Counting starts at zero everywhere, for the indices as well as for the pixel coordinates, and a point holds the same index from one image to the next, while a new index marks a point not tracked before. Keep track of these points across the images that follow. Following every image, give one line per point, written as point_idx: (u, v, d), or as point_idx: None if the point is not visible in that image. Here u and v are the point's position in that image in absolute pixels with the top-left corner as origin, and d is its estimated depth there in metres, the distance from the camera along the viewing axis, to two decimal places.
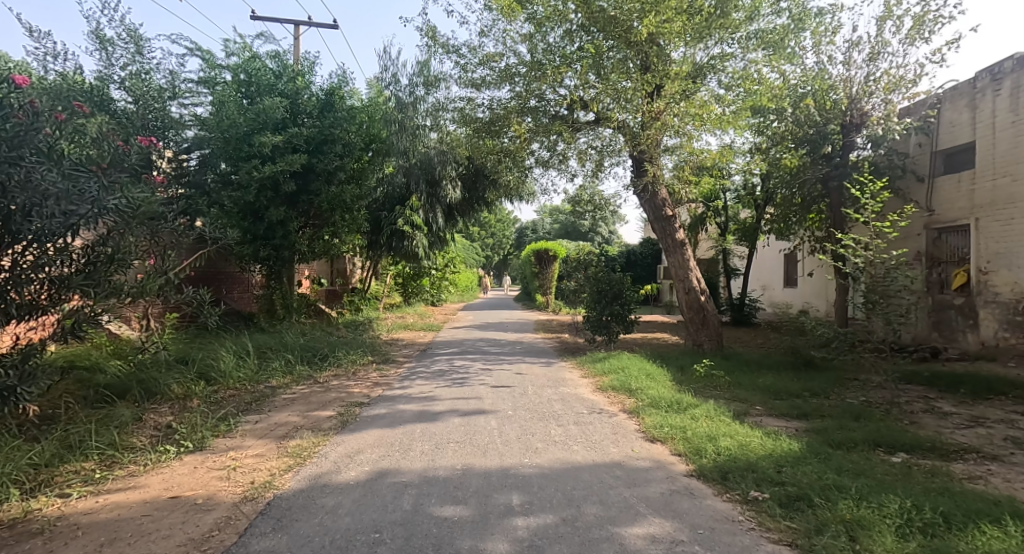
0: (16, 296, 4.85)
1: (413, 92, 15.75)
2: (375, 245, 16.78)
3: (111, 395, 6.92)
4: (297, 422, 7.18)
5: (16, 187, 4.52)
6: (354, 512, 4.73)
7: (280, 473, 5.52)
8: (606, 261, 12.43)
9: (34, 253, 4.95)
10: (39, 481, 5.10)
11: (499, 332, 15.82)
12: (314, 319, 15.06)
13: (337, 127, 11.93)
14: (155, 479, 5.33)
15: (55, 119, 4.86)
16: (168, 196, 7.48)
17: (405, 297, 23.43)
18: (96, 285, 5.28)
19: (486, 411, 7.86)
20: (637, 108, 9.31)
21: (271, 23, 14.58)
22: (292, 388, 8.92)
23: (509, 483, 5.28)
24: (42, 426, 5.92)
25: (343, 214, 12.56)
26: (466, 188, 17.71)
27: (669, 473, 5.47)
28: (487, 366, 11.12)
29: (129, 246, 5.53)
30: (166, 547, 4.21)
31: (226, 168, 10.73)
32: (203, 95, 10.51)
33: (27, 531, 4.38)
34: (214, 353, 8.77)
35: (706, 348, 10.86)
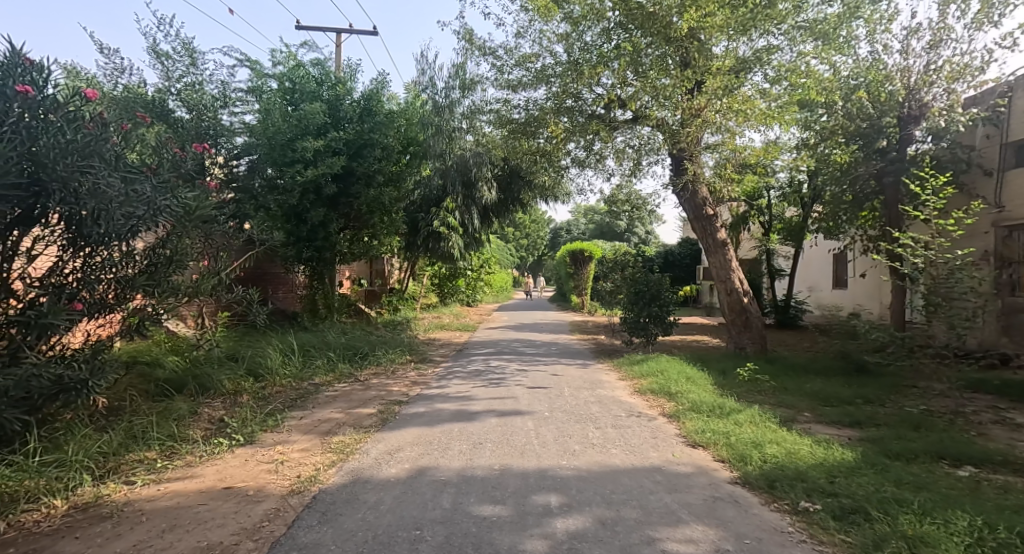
0: (86, 295, 5.21)
1: (449, 95, 15.92)
2: (412, 246, 17.47)
3: (170, 389, 7.25)
4: (339, 419, 7.40)
5: (85, 194, 4.75)
6: (394, 508, 4.86)
7: (325, 468, 5.71)
8: (643, 261, 12.41)
9: (105, 255, 5.25)
10: (107, 469, 5.35)
11: (535, 333, 15.93)
12: (354, 318, 15.38)
13: (377, 130, 12.18)
14: (210, 470, 5.58)
15: (120, 130, 5.21)
16: (221, 199, 7.86)
17: (440, 297, 23.80)
18: (157, 285, 5.64)
19: (523, 412, 7.97)
20: (678, 106, 9.26)
21: (314, 32, 14.97)
22: (335, 386, 9.16)
23: (547, 485, 5.36)
24: (108, 416, 6.23)
25: (381, 216, 12.96)
26: (501, 189, 17.92)
27: (712, 479, 5.48)
28: (523, 366, 11.24)
29: (185, 248, 5.88)
30: (221, 535, 4.41)
31: (272, 173, 10.94)
32: (251, 103, 10.81)
33: (98, 514, 4.64)
34: (262, 350, 9.08)
35: (749, 351, 10.77)
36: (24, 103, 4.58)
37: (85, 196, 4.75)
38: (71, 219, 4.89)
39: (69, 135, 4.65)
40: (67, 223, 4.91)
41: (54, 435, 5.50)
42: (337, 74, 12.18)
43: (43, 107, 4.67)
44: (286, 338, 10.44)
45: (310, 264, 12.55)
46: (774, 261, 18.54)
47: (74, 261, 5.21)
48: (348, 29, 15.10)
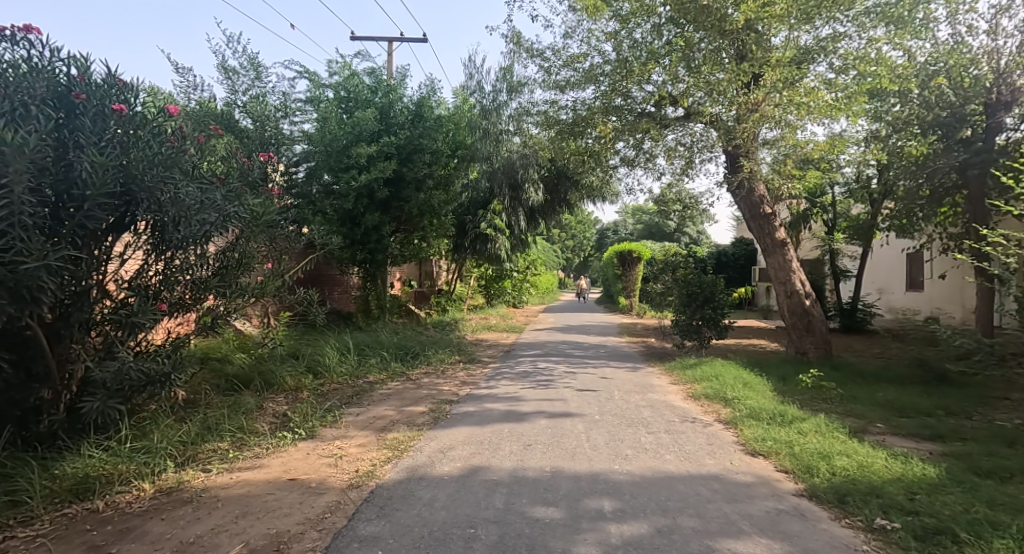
0: (167, 294, 5.74)
1: (496, 98, 16.01)
2: (460, 248, 17.80)
3: (239, 384, 7.62)
4: (393, 416, 7.58)
5: (168, 203, 5.28)
6: (448, 505, 4.97)
7: (381, 464, 5.86)
8: (694, 262, 12.25)
9: (183, 259, 5.77)
10: (186, 456, 5.67)
11: (583, 335, 15.90)
12: (404, 318, 15.70)
13: (427, 136, 12.41)
14: (275, 461, 5.81)
15: (197, 141, 5.74)
16: (285, 206, 8.21)
17: (487, 298, 24.01)
18: (227, 286, 6.21)
19: (573, 414, 8.00)
20: (732, 101, 8.96)
21: (368, 41, 15.47)
22: (388, 384, 9.39)
23: (599, 489, 5.39)
24: (185, 409, 6.58)
25: (430, 219, 13.25)
26: (548, 190, 18.04)
27: (776, 491, 5.39)
28: (571, 368, 11.26)
29: (251, 251, 6.45)
30: (288, 524, 4.59)
31: (329, 179, 11.43)
32: (309, 112, 11.44)
33: (179, 498, 4.90)
34: (320, 349, 9.41)
35: (812, 356, 10.54)
36: (119, 120, 5.06)
37: (167, 203, 5.26)
38: (156, 226, 5.47)
39: (156, 147, 5.14)
40: (153, 229, 5.49)
41: (141, 426, 5.86)
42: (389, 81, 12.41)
43: (133, 124, 5.17)
44: (341, 337, 10.80)
45: (363, 266, 12.88)
46: (839, 263, 17.97)
47: (157, 264, 5.71)
48: (400, 36, 15.48)
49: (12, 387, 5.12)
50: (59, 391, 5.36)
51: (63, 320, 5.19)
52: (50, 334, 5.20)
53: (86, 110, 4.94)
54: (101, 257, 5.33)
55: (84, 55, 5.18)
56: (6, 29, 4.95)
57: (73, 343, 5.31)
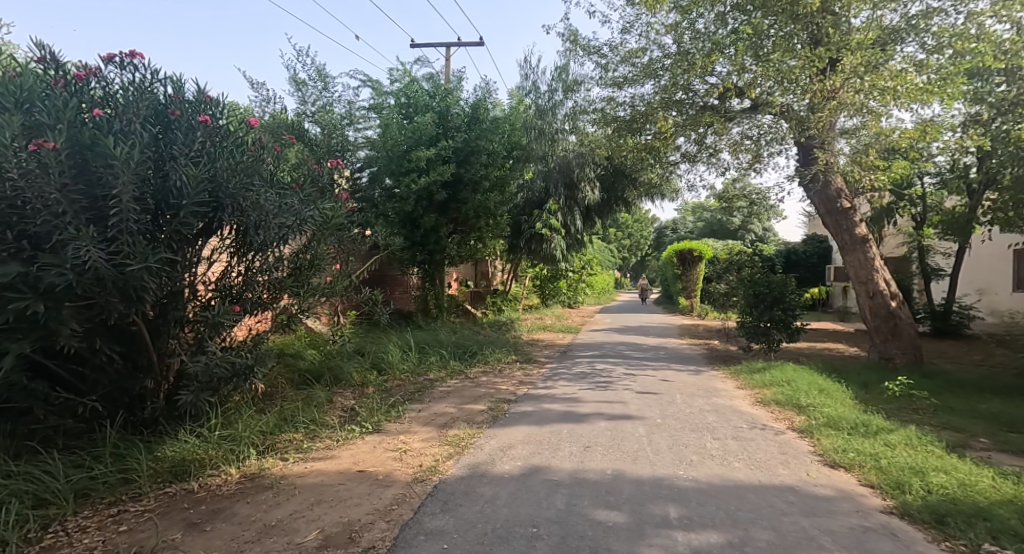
0: (251, 295, 6.07)
1: (552, 97, 15.80)
2: (515, 248, 17.71)
3: (311, 378, 8.12)
4: (454, 413, 7.53)
5: (250, 208, 5.61)
6: (510, 503, 4.86)
7: (444, 460, 5.85)
8: (763, 261, 11.67)
9: (262, 261, 6.13)
10: (266, 445, 6.05)
11: (641, 336, 15.51)
12: (461, 318, 15.71)
13: (484, 137, 12.34)
14: (345, 453, 6.09)
15: (273, 151, 6.10)
16: (350, 209, 8.30)
17: (542, 298, 23.82)
18: (301, 286, 6.44)
19: (633, 417, 7.72)
20: (806, 90, 8.46)
21: (427, 48, 15.70)
22: (447, 382, 9.42)
23: (663, 494, 5.15)
24: (265, 401, 7.05)
25: (487, 220, 13.15)
26: (605, 188, 17.64)
27: (862, 507, 5.00)
28: (630, 370, 10.96)
29: (323, 252, 6.61)
30: (359, 513, 4.73)
31: (390, 183, 11.71)
32: (372, 119, 11.83)
33: (261, 484, 5.25)
34: (383, 346, 9.74)
35: (897, 363, 9.96)
36: (206, 131, 5.39)
37: (249, 208, 5.59)
38: (239, 230, 5.81)
39: (239, 157, 5.52)
40: (237, 233, 5.84)
41: (229, 414, 6.25)
42: (446, 85, 12.44)
43: (220, 135, 5.53)
44: (403, 335, 10.96)
45: (423, 266, 13.06)
46: (926, 262, 16.85)
47: (240, 266, 6.09)
48: (455, 42, 15.69)
49: (122, 377, 5.64)
50: (159, 381, 5.81)
51: (161, 317, 5.58)
52: (152, 330, 5.61)
53: (179, 126, 5.30)
54: (192, 258, 5.70)
55: (180, 75, 5.51)
56: (113, 55, 5.28)
57: (171, 337, 5.73)
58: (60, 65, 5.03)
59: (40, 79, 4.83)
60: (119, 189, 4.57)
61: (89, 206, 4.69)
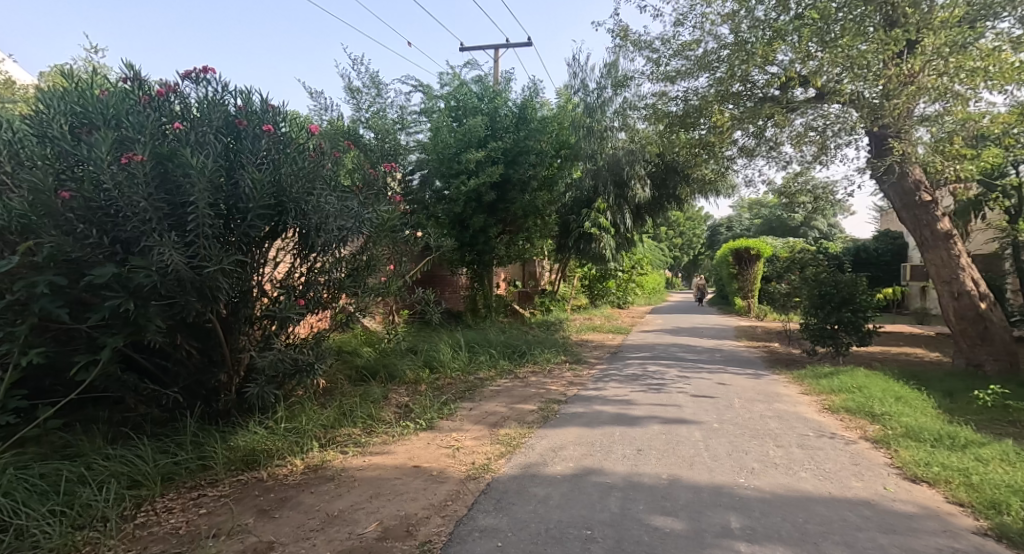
0: (313, 295, 6.31)
1: (600, 94, 15.40)
2: (564, 248, 17.55)
3: (367, 374, 8.47)
4: (504, 413, 7.72)
5: (311, 211, 5.91)
6: (562, 505, 4.92)
7: (496, 458, 6.06)
8: (829, 259, 11.07)
9: (323, 261, 6.41)
10: (328, 438, 6.40)
11: (695, 337, 15.06)
12: (510, 318, 15.65)
13: (532, 137, 12.13)
14: (401, 448, 6.36)
15: (333, 157, 6.38)
16: (403, 211, 8.32)
17: (591, 298, 23.56)
18: (359, 286, 6.74)
19: (689, 421, 7.44)
20: (880, 74, 7.95)
21: (475, 52, 16.54)
22: (498, 381, 9.45)
23: (722, 502, 4.96)
24: (325, 396, 7.41)
25: (535, 219, 13.04)
26: (656, 185, 17.12)
27: (948, 526, 4.60)
28: (684, 372, 10.66)
29: (377, 254, 6.95)
30: (415, 507, 4.93)
31: (440, 185, 11.69)
32: (423, 123, 11.64)
33: (324, 475, 5.56)
34: (434, 345, 9.91)
35: (988, 370, 9.24)
36: (270, 139, 5.74)
37: (310, 210, 5.90)
38: (301, 233, 6.09)
39: (301, 163, 5.78)
40: (300, 236, 6.12)
41: (293, 407, 6.65)
42: (495, 87, 12.24)
43: (283, 144, 5.87)
44: (453, 334, 11.01)
45: (471, 266, 12.98)
46: (1014, 261, 15.64)
47: (303, 267, 6.36)
48: (504, 45, 16.07)
49: (198, 371, 6.14)
50: (231, 375, 6.30)
51: (234, 315, 6.00)
52: (225, 327, 6.06)
53: (246, 134, 5.64)
54: (259, 260, 6.00)
55: (249, 88, 5.87)
56: (190, 71, 5.67)
57: (242, 333, 6.16)
58: (144, 83, 5.48)
59: (128, 97, 5.31)
60: (195, 197, 4.91)
61: (170, 213, 5.08)
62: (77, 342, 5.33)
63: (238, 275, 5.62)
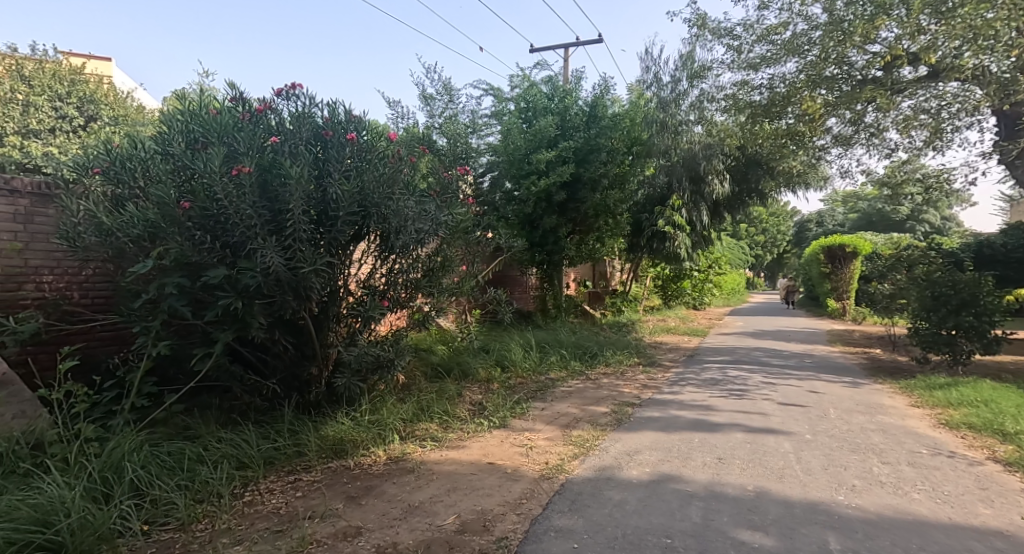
0: (393, 294, 6.34)
1: (675, 88, 14.54)
2: (636, 246, 17.00)
3: (442, 372, 8.36)
4: (576, 414, 7.42)
5: (391, 216, 5.85)
6: (640, 510, 4.76)
7: (570, 459, 5.90)
8: (946, 257, 9.93)
9: (402, 262, 6.35)
10: (407, 432, 6.45)
11: (782, 341, 14.13)
12: (581, 318, 15.23)
13: (604, 135, 11.60)
14: (476, 444, 6.31)
15: (411, 162, 6.28)
16: (475, 212, 8.10)
17: (664, 299, 22.75)
18: (434, 287, 6.61)
19: (778, 429, 6.85)
20: (1011, 45, 7.18)
21: (546, 52, 16.50)
22: (569, 382, 9.09)
23: (818, 520, 4.57)
24: (403, 391, 7.39)
25: (605, 219, 12.60)
26: (736, 180, 16.15)
27: None
28: (770, 378, 9.95)
29: (452, 255, 6.76)
30: (492, 503, 4.94)
31: (510, 186, 11.39)
32: (493, 126, 11.38)
33: (403, 467, 5.66)
34: (506, 345, 9.68)
35: None
36: (354, 148, 5.76)
37: (391, 215, 5.85)
38: (382, 236, 6.07)
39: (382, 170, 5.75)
40: (381, 239, 6.10)
41: (375, 400, 6.74)
42: (565, 86, 11.84)
43: (366, 153, 5.84)
44: (524, 334, 10.75)
45: (541, 266, 12.71)
46: None
47: (383, 268, 6.32)
48: (575, 43, 15.95)
49: (292, 364, 6.26)
50: (321, 368, 6.38)
51: (324, 313, 6.11)
52: (316, 324, 6.16)
53: (332, 145, 5.70)
54: (345, 262, 6.01)
55: (335, 100, 5.88)
56: (281, 89, 5.81)
57: (331, 330, 6.26)
58: (245, 101, 5.70)
59: (231, 115, 5.52)
60: (292, 205, 5.15)
61: (271, 221, 5.30)
62: (195, 335, 5.66)
63: (328, 275, 5.67)
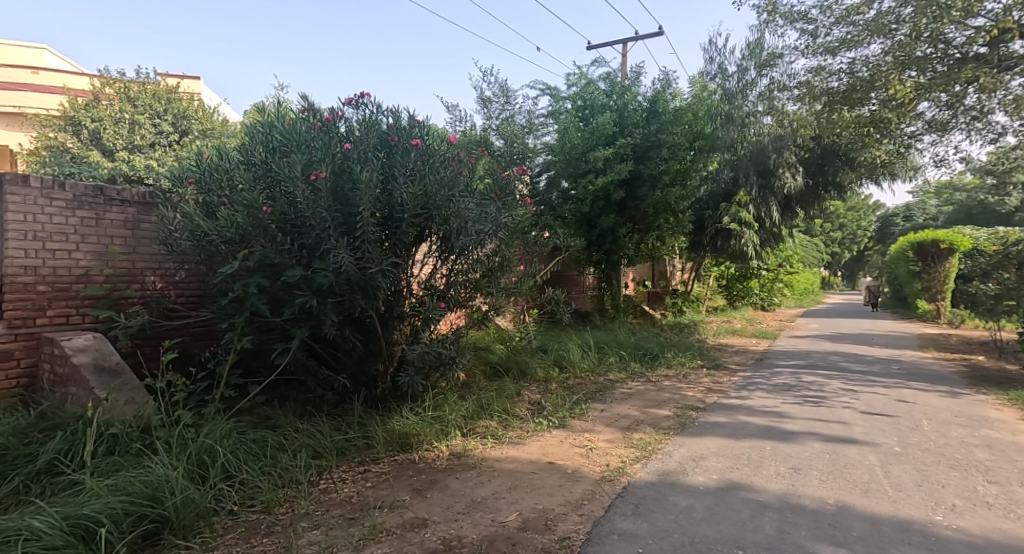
0: (454, 294, 6.07)
1: (742, 78, 13.84)
2: (698, 245, 16.31)
3: (501, 371, 8.04)
4: (637, 416, 6.94)
5: (453, 218, 5.55)
6: (708, 519, 4.36)
7: (632, 462, 5.49)
8: None
9: (462, 264, 6.05)
10: (468, 429, 6.13)
11: (862, 345, 13.15)
12: (641, 319, 14.63)
13: (665, 130, 10.98)
14: (535, 444, 5.95)
15: (471, 165, 5.94)
16: (532, 210, 7.75)
17: (729, 299, 21.78)
18: (493, 288, 6.26)
19: (861, 439, 6.19)
20: None
21: (604, 48, 16.10)
22: (629, 383, 8.59)
23: (912, 542, 4.04)
24: (463, 388, 7.11)
25: (666, 217, 11.88)
26: (810, 172, 15.06)
27: None
28: (851, 385, 9.16)
29: (510, 256, 6.36)
30: (553, 503, 4.66)
31: (566, 185, 11.00)
32: (549, 125, 11.08)
33: (466, 463, 5.39)
34: (563, 345, 9.26)
35: None
36: (419, 154, 5.53)
37: (453, 218, 5.56)
38: (444, 238, 5.77)
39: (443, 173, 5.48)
40: (442, 239, 5.80)
41: (437, 396, 6.45)
42: (624, 83, 11.34)
43: (429, 158, 5.57)
44: (582, 334, 10.31)
45: (598, 265, 12.25)
46: None
47: (444, 269, 6.04)
48: (634, 37, 15.46)
49: (360, 359, 6.13)
50: (387, 363, 6.15)
51: (389, 312, 5.90)
52: (383, 322, 5.95)
53: (397, 151, 5.52)
54: (406, 262, 5.76)
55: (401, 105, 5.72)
56: (349, 98, 5.68)
57: (397, 328, 6.02)
58: (315, 110, 5.56)
59: (304, 124, 5.42)
60: (361, 206, 4.97)
61: (343, 222, 5.16)
62: (275, 331, 5.64)
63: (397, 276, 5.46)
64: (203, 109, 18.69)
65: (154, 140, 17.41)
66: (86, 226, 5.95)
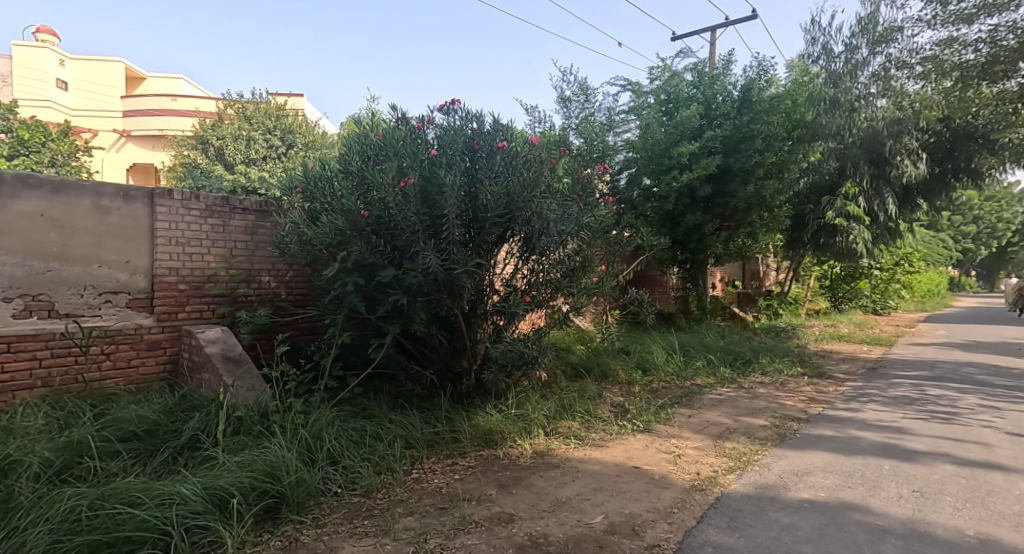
0: (536, 294, 5.48)
1: (850, 57, 12.03)
2: (797, 242, 14.95)
3: (581, 371, 7.39)
4: (729, 424, 6.08)
5: (534, 219, 4.97)
6: (818, 542, 3.56)
7: (725, 472, 4.69)
8: None
9: (540, 264, 5.46)
10: (551, 428, 5.49)
11: (994, 356, 11.48)
12: (730, 322, 13.47)
13: (759, 121, 9.90)
14: (618, 446, 5.25)
15: (552, 162, 5.31)
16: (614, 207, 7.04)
17: (833, 303, 19.99)
18: (572, 285, 5.56)
19: (1003, 463, 5.08)
20: None
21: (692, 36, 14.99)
22: (719, 390, 7.67)
23: None
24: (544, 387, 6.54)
25: (761, 212, 10.81)
26: (934, 161, 13.41)
27: None
28: (989, 401, 7.83)
29: (593, 255, 5.66)
30: (639, 509, 3.98)
31: (649, 182, 10.14)
32: (630, 122, 10.09)
33: (549, 462, 4.76)
34: (646, 347, 8.46)
35: None
36: (505, 156, 4.98)
37: (536, 220, 4.97)
38: (526, 239, 5.18)
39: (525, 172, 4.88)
40: (523, 239, 5.22)
41: (519, 394, 5.85)
42: (712, 73, 10.40)
43: (513, 161, 5.00)
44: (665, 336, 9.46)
45: (683, 265, 11.38)
46: None
47: (525, 267, 5.46)
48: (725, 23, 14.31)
49: (445, 355, 5.59)
50: (472, 360, 5.59)
51: (472, 310, 5.34)
52: (467, 320, 5.40)
53: (483, 157, 4.97)
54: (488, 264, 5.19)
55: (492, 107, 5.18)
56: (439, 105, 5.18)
57: (480, 328, 5.48)
58: (407, 121, 5.12)
59: (395, 133, 4.98)
60: (447, 208, 4.47)
61: (429, 225, 4.67)
62: (370, 328, 5.30)
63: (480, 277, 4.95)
64: (308, 124, 18.90)
65: (268, 154, 17.85)
66: (217, 232, 5.76)
